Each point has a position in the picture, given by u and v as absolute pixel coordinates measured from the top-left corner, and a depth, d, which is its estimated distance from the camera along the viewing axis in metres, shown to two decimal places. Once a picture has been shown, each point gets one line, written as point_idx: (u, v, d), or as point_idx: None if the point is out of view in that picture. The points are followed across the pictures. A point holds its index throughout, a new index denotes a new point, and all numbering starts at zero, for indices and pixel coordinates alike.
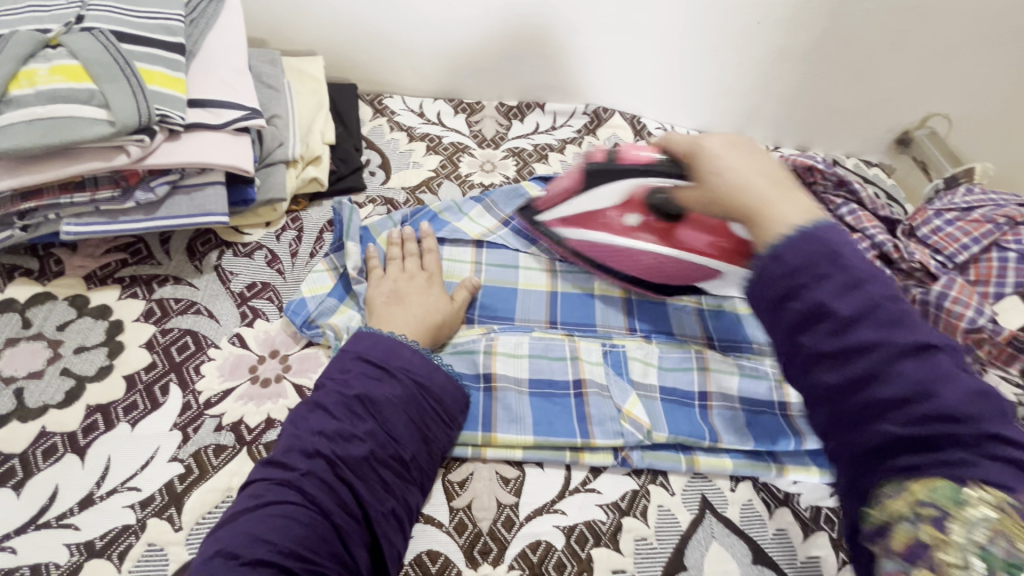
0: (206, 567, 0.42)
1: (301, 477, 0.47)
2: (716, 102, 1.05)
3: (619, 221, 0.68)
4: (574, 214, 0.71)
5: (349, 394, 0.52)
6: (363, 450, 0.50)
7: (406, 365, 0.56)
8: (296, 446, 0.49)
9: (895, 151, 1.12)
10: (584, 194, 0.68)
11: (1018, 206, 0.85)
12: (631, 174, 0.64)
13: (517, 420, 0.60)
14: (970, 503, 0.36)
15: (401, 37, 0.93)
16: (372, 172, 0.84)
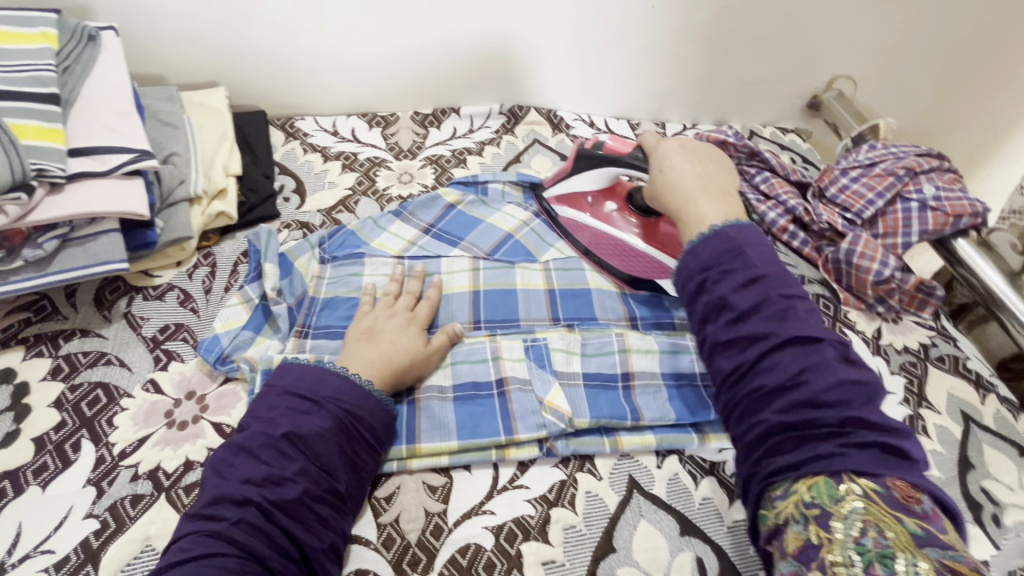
0: None
1: (234, 524, 0.47)
2: (629, 88, 1.06)
3: (593, 209, 0.80)
4: (567, 193, 0.82)
5: (277, 431, 0.52)
6: (298, 489, 0.50)
7: (334, 393, 0.55)
8: (225, 493, 0.49)
9: (808, 115, 1.16)
10: (573, 177, 0.80)
11: (916, 156, 0.89)
12: (605, 163, 0.76)
13: (441, 428, 0.61)
14: (840, 497, 0.43)
15: (304, 58, 0.93)
16: (286, 198, 0.83)
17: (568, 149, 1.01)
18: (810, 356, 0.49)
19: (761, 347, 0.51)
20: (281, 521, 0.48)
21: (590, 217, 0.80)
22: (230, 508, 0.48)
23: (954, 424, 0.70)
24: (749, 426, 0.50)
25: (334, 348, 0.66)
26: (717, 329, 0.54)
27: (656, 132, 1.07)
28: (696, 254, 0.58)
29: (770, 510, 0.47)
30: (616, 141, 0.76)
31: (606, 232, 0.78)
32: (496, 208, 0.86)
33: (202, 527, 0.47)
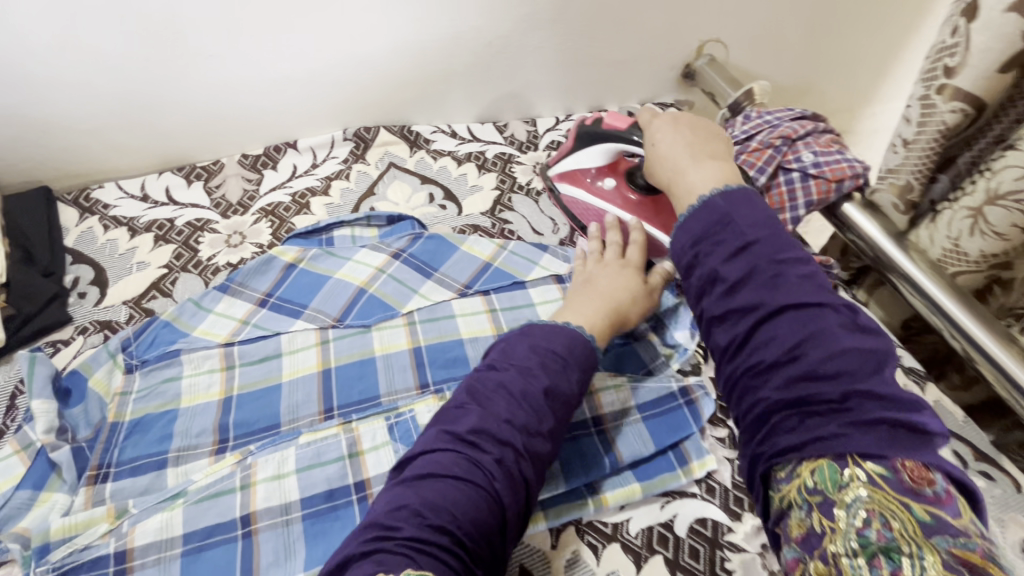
0: (392, 520, 0.41)
1: (485, 469, 0.44)
2: (486, 88, 0.96)
3: (594, 184, 0.74)
4: (568, 169, 0.75)
5: (542, 384, 0.49)
6: (544, 443, 0.48)
7: (579, 359, 0.52)
8: (481, 432, 0.46)
9: (685, 86, 1.09)
10: (578, 152, 0.73)
11: (792, 121, 0.83)
12: (610, 141, 0.68)
13: (287, 560, 0.50)
14: (845, 484, 0.34)
15: (86, 118, 0.78)
16: (80, 294, 0.68)
17: (430, 169, 0.89)
18: (810, 325, 0.38)
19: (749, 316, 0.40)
20: (532, 474, 0.46)
21: (588, 196, 0.74)
22: (489, 450, 0.45)
23: None
24: (749, 403, 0.39)
25: (142, 487, 0.53)
26: (712, 302, 0.42)
27: (526, 131, 0.97)
28: (683, 229, 0.47)
29: (776, 492, 0.37)
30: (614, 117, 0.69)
31: (597, 207, 0.74)
32: (347, 258, 0.73)
33: (461, 450, 0.45)
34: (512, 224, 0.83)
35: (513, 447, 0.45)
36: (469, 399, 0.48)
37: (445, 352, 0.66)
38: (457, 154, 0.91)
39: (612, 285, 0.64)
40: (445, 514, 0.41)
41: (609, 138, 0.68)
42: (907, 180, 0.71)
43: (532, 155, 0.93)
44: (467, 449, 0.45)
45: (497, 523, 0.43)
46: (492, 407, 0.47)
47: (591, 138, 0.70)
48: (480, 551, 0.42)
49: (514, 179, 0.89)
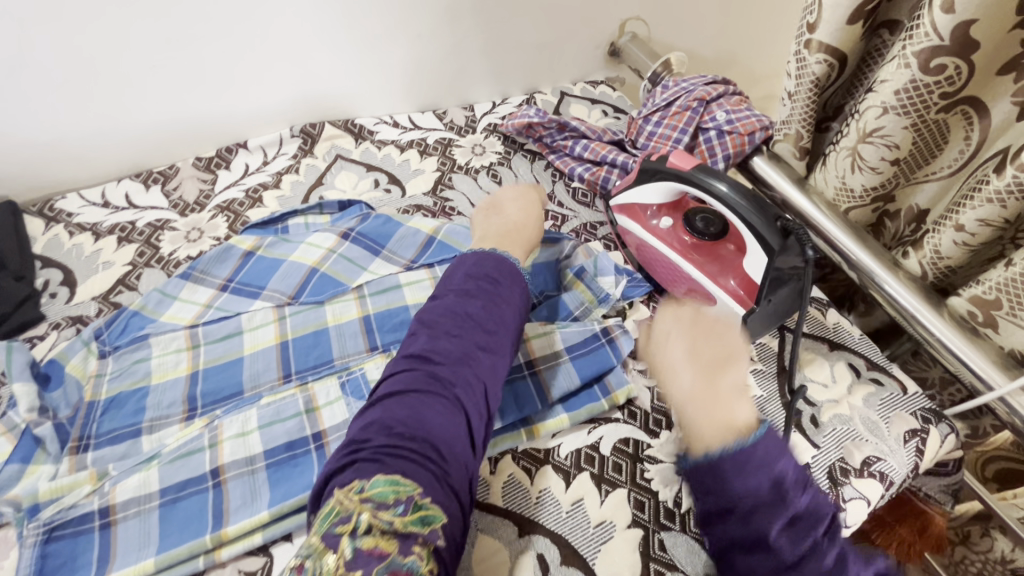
0: (364, 434, 0.47)
1: (443, 379, 0.50)
2: (423, 79, 1.03)
3: (651, 221, 0.76)
4: (627, 203, 0.79)
5: (477, 302, 0.57)
6: (495, 346, 0.55)
7: (516, 291, 0.62)
8: (437, 348, 0.53)
9: (613, 63, 1.16)
10: (637, 189, 0.76)
11: (705, 85, 0.91)
12: (671, 180, 0.71)
13: (252, 502, 0.56)
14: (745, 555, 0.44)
15: (41, 134, 0.83)
16: (52, 294, 0.74)
17: (374, 157, 0.95)
18: (788, 520, 0.40)
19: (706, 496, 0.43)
20: (485, 375, 0.53)
21: (641, 231, 0.77)
22: (438, 361, 0.52)
23: (771, 338, 0.73)
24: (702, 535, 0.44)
25: (121, 453, 0.60)
26: (730, 532, 0.41)
27: (464, 116, 1.04)
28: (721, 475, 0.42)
29: None
30: (681, 158, 0.71)
31: (652, 246, 0.75)
32: (298, 243, 0.79)
33: (418, 367, 0.51)
34: (452, 201, 0.89)
35: (465, 361, 0.52)
36: (422, 327, 0.55)
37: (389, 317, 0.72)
38: (399, 142, 0.98)
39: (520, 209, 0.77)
40: (406, 427, 0.46)
41: (671, 177, 0.71)
42: (797, 130, 0.78)
43: (470, 138, 1.00)
44: (420, 366, 0.51)
45: (459, 422, 0.49)
46: (442, 330, 0.54)
47: (654, 175, 0.73)
48: (450, 454, 0.47)
49: (454, 161, 0.95)
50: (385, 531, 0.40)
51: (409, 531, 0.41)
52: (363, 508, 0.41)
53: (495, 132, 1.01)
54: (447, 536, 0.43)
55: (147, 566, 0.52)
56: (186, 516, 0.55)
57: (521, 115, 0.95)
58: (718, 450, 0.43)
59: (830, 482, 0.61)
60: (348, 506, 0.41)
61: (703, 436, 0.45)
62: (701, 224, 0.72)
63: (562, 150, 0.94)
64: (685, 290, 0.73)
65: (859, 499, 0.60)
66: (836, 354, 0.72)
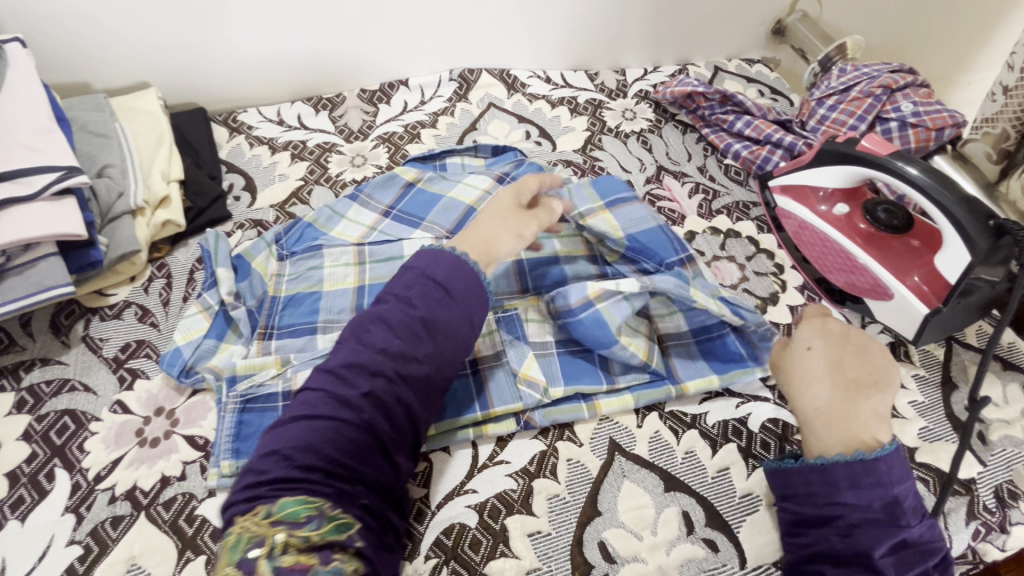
0: (262, 462, 0.42)
1: (352, 406, 0.44)
2: (581, 37, 1.02)
3: (821, 206, 0.73)
4: (795, 184, 0.75)
5: (419, 308, 0.49)
6: (423, 369, 0.48)
7: (467, 288, 0.52)
8: (355, 368, 0.46)
9: (774, 43, 1.11)
10: (813, 170, 0.73)
11: (890, 73, 0.85)
12: (859, 164, 0.67)
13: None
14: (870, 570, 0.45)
15: (234, 48, 0.88)
16: (236, 197, 0.80)
17: (526, 109, 0.96)
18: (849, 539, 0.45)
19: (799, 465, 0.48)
20: (414, 398, 0.47)
21: (810, 214, 0.73)
22: (354, 388, 0.45)
23: (936, 345, 0.69)
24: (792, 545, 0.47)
25: (299, 346, 0.65)
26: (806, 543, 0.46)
27: (616, 80, 1.02)
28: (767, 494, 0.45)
29: None
30: (876, 141, 0.66)
31: (820, 231, 0.72)
32: (456, 181, 0.82)
33: (331, 386, 0.45)
34: (602, 161, 0.89)
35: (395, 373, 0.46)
36: (347, 336, 0.49)
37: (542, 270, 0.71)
38: (551, 98, 0.98)
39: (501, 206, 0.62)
40: (315, 451, 0.42)
41: (861, 160, 0.67)
42: (1003, 128, 0.76)
43: (621, 102, 0.99)
44: (334, 387, 0.45)
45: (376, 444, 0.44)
46: (368, 341, 0.47)
47: (837, 157, 0.69)
48: (367, 480, 0.43)
49: (604, 124, 0.95)
50: (303, 548, 0.38)
51: (326, 543, 0.39)
52: (275, 531, 0.38)
53: (647, 99, 0.99)
54: (366, 538, 0.42)
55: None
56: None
57: (681, 83, 0.92)
58: (842, 457, 0.45)
59: (996, 502, 0.58)
60: (258, 531, 0.38)
61: (826, 443, 0.46)
62: (883, 216, 0.69)
63: (720, 125, 0.91)
64: (849, 279, 0.70)
65: None
66: (1010, 373, 0.67)
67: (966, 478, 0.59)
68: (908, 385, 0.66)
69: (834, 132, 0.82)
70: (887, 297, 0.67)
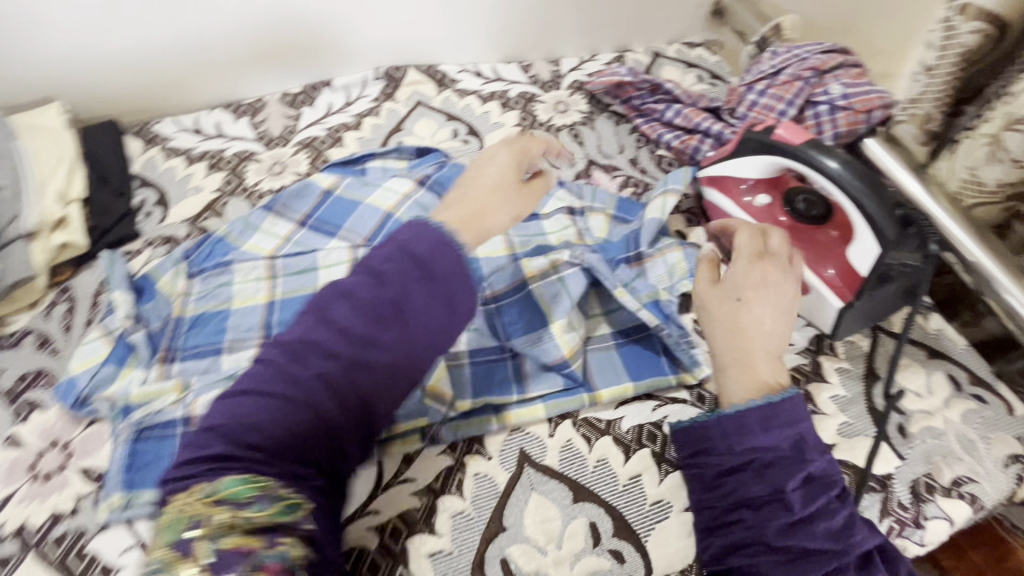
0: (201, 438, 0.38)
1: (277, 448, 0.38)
2: (512, 28, 0.98)
3: (744, 198, 0.72)
4: (719, 176, 0.73)
5: (378, 294, 0.42)
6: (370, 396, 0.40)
7: (423, 312, 0.42)
8: (303, 351, 0.40)
9: (715, 25, 1.08)
10: (733, 161, 0.70)
11: (821, 54, 0.82)
12: (775, 153, 0.65)
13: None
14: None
15: (144, 56, 0.85)
16: (147, 212, 0.78)
17: (454, 107, 0.93)
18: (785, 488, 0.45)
19: (756, 483, 0.45)
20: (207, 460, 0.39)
21: (732, 207, 0.71)
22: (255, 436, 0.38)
23: (862, 336, 0.67)
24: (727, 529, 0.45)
25: (203, 368, 0.62)
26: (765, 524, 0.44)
27: (550, 71, 0.99)
28: (706, 435, 0.48)
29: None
30: (791, 130, 0.64)
31: None
32: (377, 186, 0.80)
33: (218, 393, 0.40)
34: None
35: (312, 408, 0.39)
36: (280, 356, 0.40)
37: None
38: (481, 93, 0.95)
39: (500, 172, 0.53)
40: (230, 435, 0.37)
41: (777, 150, 0.65)
42: (927, 109, 0.71)
43: (554, 94, 0.96)
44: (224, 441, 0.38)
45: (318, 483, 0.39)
46: (331, 321, 0.41)
47: (754, 147, 0.67)
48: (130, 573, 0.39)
49: (535, 118, 0.92)
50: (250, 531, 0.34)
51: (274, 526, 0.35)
52: (217, 511, 0.34)
53: (581, 90, 0.96)
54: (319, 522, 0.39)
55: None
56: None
57: (611, 73, 0.89)
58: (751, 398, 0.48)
59: (912, 497, 0.57)
60: (195, 510, 0.34)
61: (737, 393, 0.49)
62: (802, 207, 0.67)
63: (651, 114, 0.89)
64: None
65: (941, 519, 0.56)
66: (935, 362, 0.66)
67: (883, 474, 0.58)
68: (830, 378, 0.64)
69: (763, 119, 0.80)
70: (805, 291, 0.65)
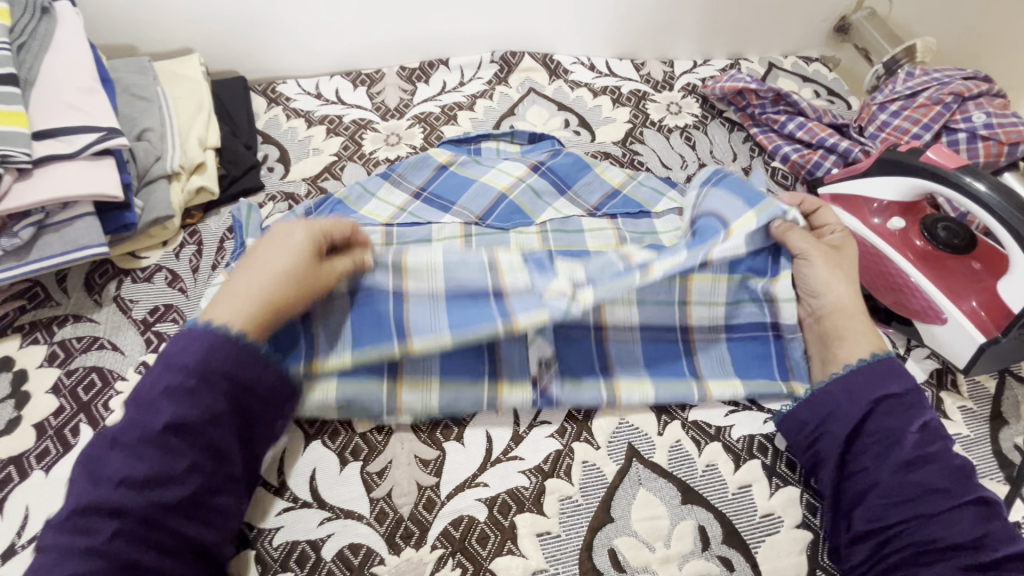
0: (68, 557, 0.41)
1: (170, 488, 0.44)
2: (630, 25, 0.98)
3: (874, 218, 0.69)
4: (847, 193, 0.71)
5: (169, 398, 0.45)
6: (214, 402, 0.46)
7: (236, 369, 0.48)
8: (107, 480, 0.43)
9: (836, 41, 1.04)
10: (868, 180, 0.68)
11: (964, 79, 0.79)
12: (922, 176, 0.62)
13: (429, 325, 0.53)
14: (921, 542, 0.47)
15: (279, 18, 0.87)
16: (270, 168, 0.80)
17: (566, 97, 0.93)
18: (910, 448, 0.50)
19: (875, 430, 0.52)
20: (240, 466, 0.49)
21: (861, 227, 0.69)
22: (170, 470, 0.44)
23: (988, 377, 0.64)
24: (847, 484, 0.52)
25: None
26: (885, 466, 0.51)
27: (663, 71, 0.98)
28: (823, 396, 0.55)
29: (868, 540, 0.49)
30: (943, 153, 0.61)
31: (870, 246, 0.68)
32: (491, 167, 0.80)
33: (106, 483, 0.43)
34: (642, 155, 0.86)
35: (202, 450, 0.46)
36: (132, 411, 0.45)
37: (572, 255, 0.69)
38: (593, 86, 0.95)
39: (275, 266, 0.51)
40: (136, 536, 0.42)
41: (926, 173, 0.62)
42: None
43: (667, 95, 0.94)
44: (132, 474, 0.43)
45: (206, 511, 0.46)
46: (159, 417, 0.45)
47: (898, 168, 0.65)
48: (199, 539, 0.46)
49: (647, 116, 0.91)
50: None
51: None
52: None
53: (694, 93, 0.95)
54: None
55: (344, 363, 0.54)
56: (363, 321, 0.55)
57: (732, 79, 0.87)
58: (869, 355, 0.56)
59: None
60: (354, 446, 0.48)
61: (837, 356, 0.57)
62: (942, 234, 0.64)
63: (770, 125, 0.87)
64: (899, 299, 0.66)
65: None
66: None
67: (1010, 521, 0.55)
68: (953, 416, 0.61)
69: (894, 140, 0.77)
70: (940, 321, 0.62)
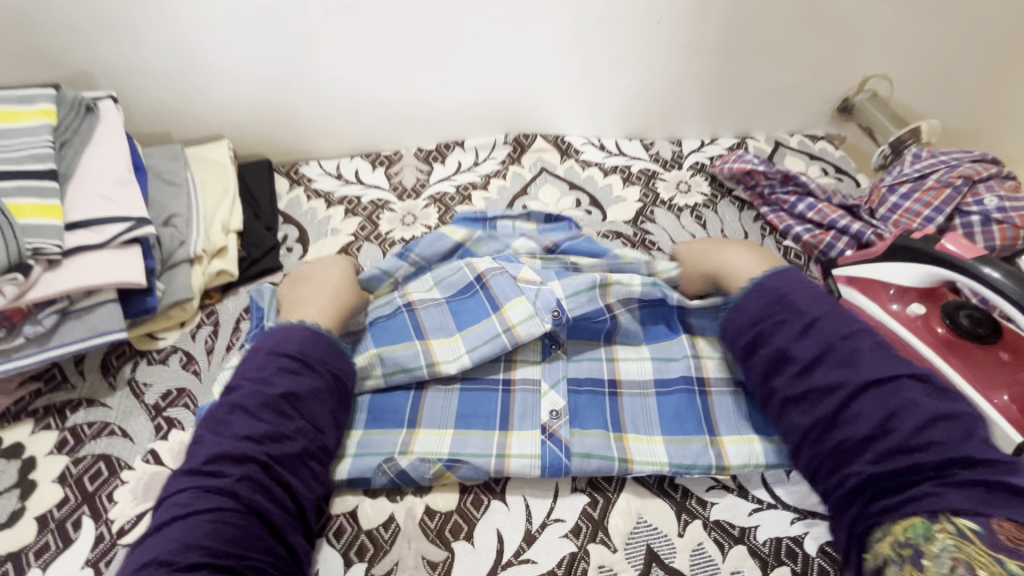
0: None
1: (228, 491, 0.47)
2: (639, 107, 1.01)
3: (893, 304, 0.68)
4: (865, 276, 0.70)
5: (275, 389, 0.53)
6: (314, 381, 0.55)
7: (321, 355, 0.57)
8: (217, 459, 0.49)
9: (840, 120, 1.07)
10: (884, 266, 0.67)
11: (972, 162, 0.80)
12: (939, 266, 0.62)
13: (442, 327, 0.66)
14: (934, 536, 0.42)
15: (304, 106, 0.93)
16: (289, 248, 0.82)
17: (577, 176, 0.96)
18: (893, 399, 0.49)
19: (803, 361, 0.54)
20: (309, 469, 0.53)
21: (883, 313, 0.68)
22: (229, 472, 0.48)
23: None
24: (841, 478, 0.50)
25: None
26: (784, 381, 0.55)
27: (672, 150, 1.01)
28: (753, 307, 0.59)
29: (870, 554, 0.46)
30: (959, 242, 0.61)
31: (892, 334, 0.67)
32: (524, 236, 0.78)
33: (200, 481, 0.48)
34: (653, 235, 0.87)
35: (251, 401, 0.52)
36: (205, 430, 0.51)
37: (588, 324, 0.67)
38: (604, 165, 0.98)
39: (338, 279, 0.67)
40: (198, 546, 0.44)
41: (943, 264, 0.61)
42: None
43: (676, 173, 0.97)
44: (207, 479, 0.48)
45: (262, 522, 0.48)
46: (227, 432, 0.51)
47: (914, 257, 0.64)
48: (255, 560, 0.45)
49: (658, 195, 0.93)
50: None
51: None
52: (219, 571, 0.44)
53: (703, 172, 0.97)
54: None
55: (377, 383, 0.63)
56: (392, 333, 0.66)
57: (740, 160, 0.90)
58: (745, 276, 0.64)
59: None
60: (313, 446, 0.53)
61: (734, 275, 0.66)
62: (966, 323, 0.62)
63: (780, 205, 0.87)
64: None
65: None
66: None
67: None
68: None
69: (907, 223, 0.77)
70: None
